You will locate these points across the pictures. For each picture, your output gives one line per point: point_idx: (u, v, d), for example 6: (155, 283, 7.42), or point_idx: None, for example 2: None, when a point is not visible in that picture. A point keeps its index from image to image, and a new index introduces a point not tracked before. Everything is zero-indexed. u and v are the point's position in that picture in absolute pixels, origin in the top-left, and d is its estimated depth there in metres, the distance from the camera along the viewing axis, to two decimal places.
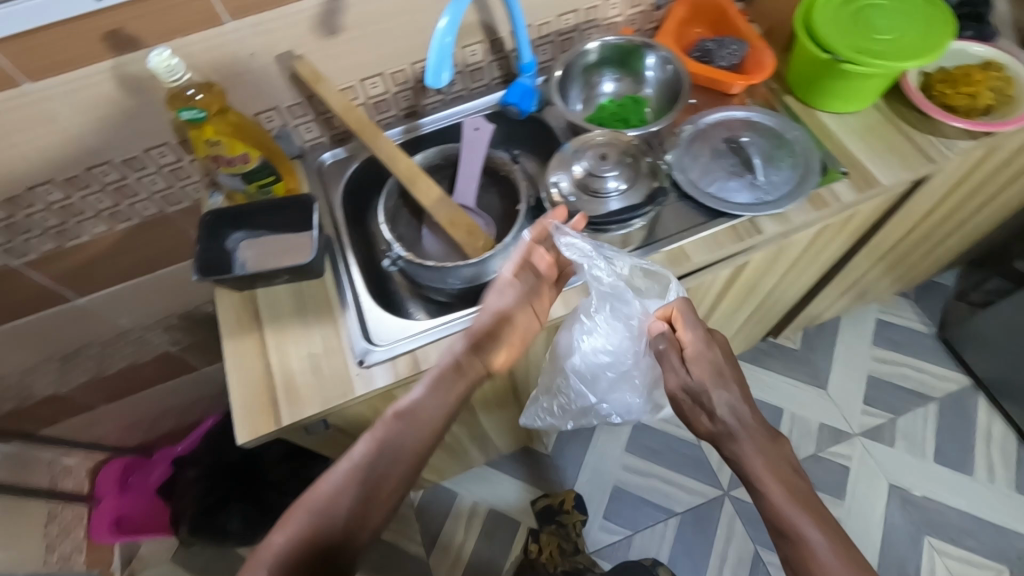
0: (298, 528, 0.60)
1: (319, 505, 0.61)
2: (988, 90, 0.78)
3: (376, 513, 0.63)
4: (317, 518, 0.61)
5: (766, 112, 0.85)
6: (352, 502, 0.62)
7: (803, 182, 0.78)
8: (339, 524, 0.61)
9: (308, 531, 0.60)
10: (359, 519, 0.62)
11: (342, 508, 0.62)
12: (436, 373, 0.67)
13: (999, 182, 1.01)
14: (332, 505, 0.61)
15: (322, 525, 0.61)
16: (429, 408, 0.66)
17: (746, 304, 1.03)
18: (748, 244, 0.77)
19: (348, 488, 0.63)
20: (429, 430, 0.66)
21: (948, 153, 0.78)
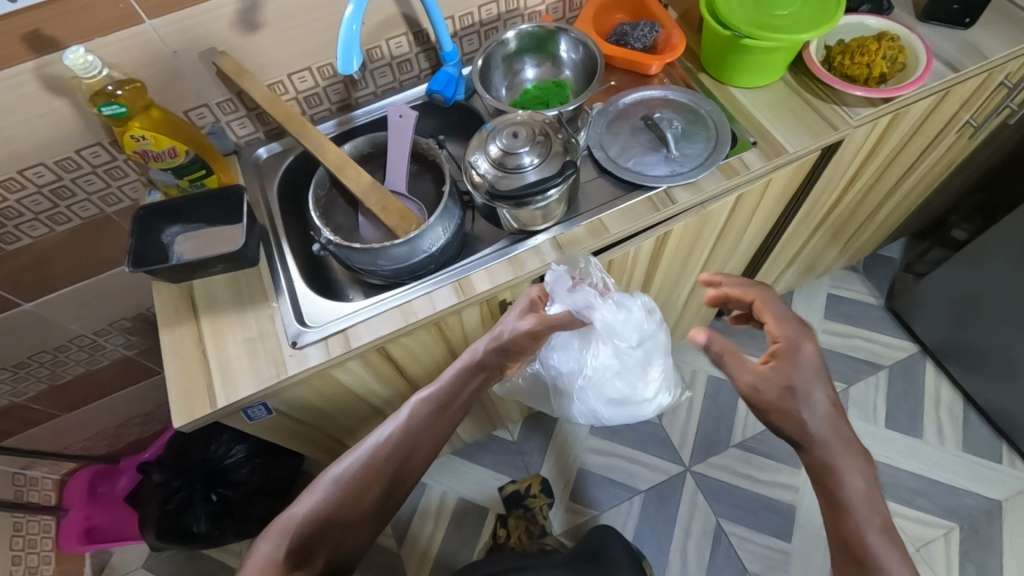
0: (322, 497, 0.64)
1: (344, 476, 0.66)
2: (882, 59, 0.83)
3: (399, 487, 0.68)
4: (341, 487, 0.65)
5: (681, 89, 0.88)
6: (377, 475, 0.67)
7: (716, 152, 0.82)
8: (364, 494, 0.66)
9: (333, 500, 0.64)
10: (383, 492, 0.67)
11: (367, 480, 0.66)
12: (464, 363, 0.76)
13: (914, 150, 1.06)
14: (358, 476, 0.66)
15: (347, 494, 0.65)
16: (454, 395, 0.74)
17: (683, 279, 1.07)
18: (665, 214, 0.80)
19: (373, 462, 0.67)
20: (454, 414, 0.73)
21: (850, 120, 0.83)
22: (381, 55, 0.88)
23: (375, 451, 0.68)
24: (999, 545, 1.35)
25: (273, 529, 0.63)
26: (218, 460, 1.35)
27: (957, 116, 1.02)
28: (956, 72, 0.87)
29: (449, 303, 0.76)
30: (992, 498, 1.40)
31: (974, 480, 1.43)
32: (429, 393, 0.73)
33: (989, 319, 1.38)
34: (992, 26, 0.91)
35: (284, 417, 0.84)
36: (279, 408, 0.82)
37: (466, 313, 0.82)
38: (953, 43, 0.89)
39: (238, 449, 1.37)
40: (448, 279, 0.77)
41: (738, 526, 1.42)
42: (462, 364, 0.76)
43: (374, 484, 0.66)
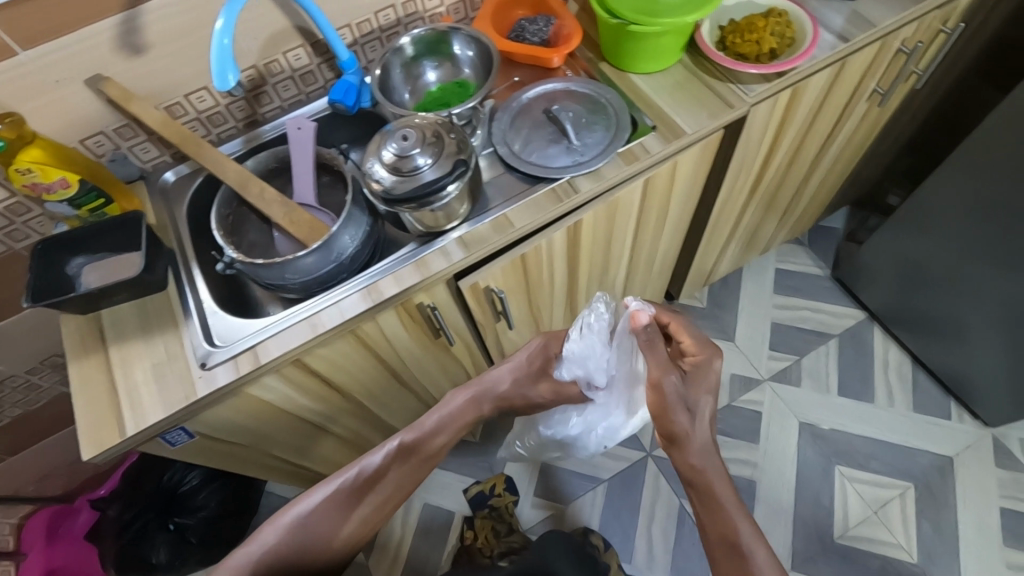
0: (282, 535, 0.64)
1: (308, 513, 0.66)
2: (771, 35, 0.84)
3: (362, 534, 0.68)
4: (303, 527, 0.65)
5: (580, 80, 0.90)
6: (344, 518, 0.67)
7: (616, 140, 0.83)
8: (325, 535, 0.65)
9: (293, 540, 0.64)
10: (343, 537, 0.66)
11: (330, 521, 0.66)
12: (459, 404, 0.77)
13: (826, 122, 1.09)
14: (322, 517, 0.66)
15: (309, 533, 0.65)
16: (440, 437, 0.74)
17: (613, 267, 1.08)
18: (569, 204, 0.81)
19: (341, 501, 0.67)
20: (431, 459, 0.73)
21: (745, 98, 0.84)
22: (280, 69, 0.88)
23: (345, 489, 0.68)
24: (954, 500, 1.39)
25: (227, 563, 0.62)
26: (173, 488, 1.35)
27: (862, 85, 1.04)
28: (847, 43, 0.88)
29: (357, 310, 0.76)
30: (944, 455, 1.43)
31: (925, 439, 1.46)
32: (411, 435, 0.73)
33: (929, 279, 1.41)
34: None
35: (209, 439, 0.84)
36: (201, 431, 0.81)
37: (380, 318, 0.82)
38: (844, 15, 0.91)
39: (194, 475, 1.36)
40: (357, 287, 0.78)
41: None
42: (453, 406, 0.77)
43: (337, 529, 0.66)
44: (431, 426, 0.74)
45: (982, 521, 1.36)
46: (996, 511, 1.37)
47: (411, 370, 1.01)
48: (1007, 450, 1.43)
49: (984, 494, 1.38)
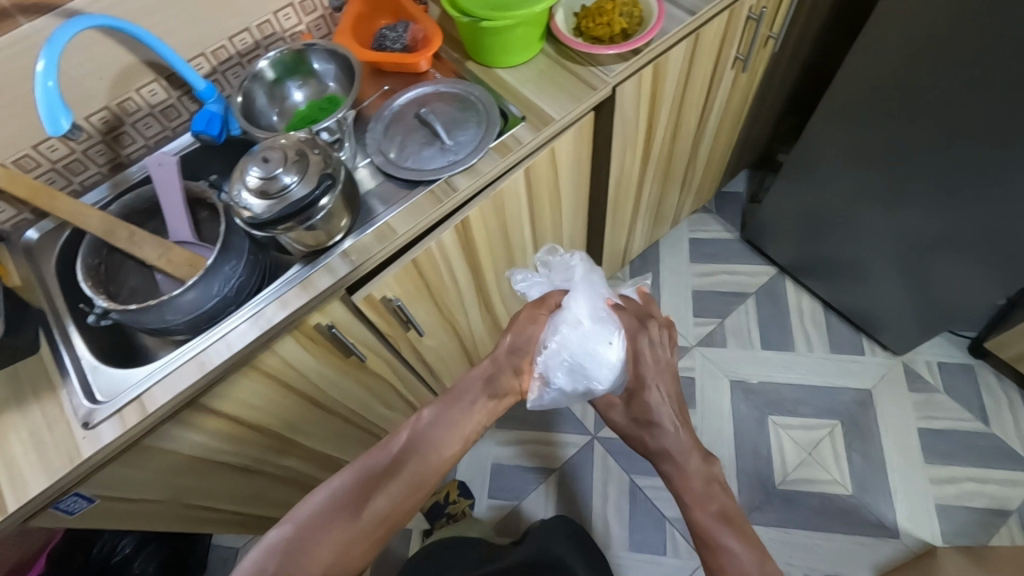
0: (302, 518, 0.62)
1: (327, 498, 0.64)
2: (619, 16, 0.88)
3: (390, 512, 0.65)
4: (323, 509, 0.63)
5: (446, 81, 0.90)
6: (368, 496, 0.64)
7: (488, 135, 0.84)
8: (347, 522, 0.62)
9: (311, 522, 0.62)
10: (367, 518, 0.63)
11: (352, 508, 0.63)
12: (480, 372, 0.76)
13: (698, 93, 1.14)
14: (344, 502, 0.64)
15: (332, 518, 0.62)
16: (468, 405, 0.73)
17: (518, 259, 1.10)
18: (450, 204, 0.82)
19: (363, 480, 0.65)
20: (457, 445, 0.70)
21: (607, 79, 0.87)
22: (136, 106, 0.85)
23: (367, 470, 0.66)
24: (877, 429, 1.47)
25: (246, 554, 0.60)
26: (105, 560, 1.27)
27: (723, 54, 1.10)
28: (694, 16, 0.93)
29: (245, 341, 0.74)
30: (863, 389, 1.52)
31: (845, 377, 1.54)
32: (435, 410, 0.72)
33: (825, 224, 1.49)
34: None
35: (113, 499, 0.80)
36: (101, 494, 0.77)
37: (277, 344, 0.80)
38: None
39: (127, 542, 1.29)
40: (243, 317, 0.75)
41: (648, 477, 1.47)
42: (478, 373, 0.76)
43: (360, 507, 0.64)
44: (455, 397, 0.73)
45: (904, 444, 1.45)
46: (916, 432, 1.46)
47: (330, 394, 0.99)
48: (917, 374, 1.53)
49: (904, 418, 1.48)
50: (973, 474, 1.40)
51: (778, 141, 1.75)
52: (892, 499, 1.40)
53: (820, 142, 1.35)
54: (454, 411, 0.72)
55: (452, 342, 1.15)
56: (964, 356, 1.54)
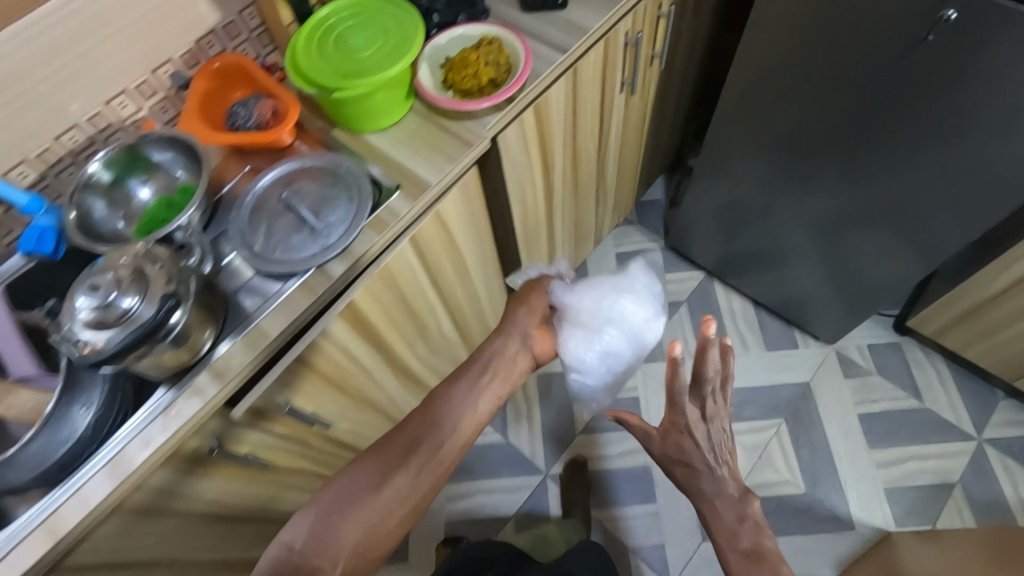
0: (322, 503, 0.65)
1: (349, 479, 0.67)
2: (485, 64, 0.83)
3: (416, 484, 0.67)
4: (346, 489, 0.66)
5: (311, 155, 0.83)
6: (393, 472, 0.67)
7: (360, 211, 0.77)
8: (370, 501, 0.65)
9: (335, 504, 0.65)
10: (391, 491, 0.66)
11: (373, 487, 0.66)
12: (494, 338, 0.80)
13: (590, 122, 1.10)
14: (365, 481, 0.66)
15: (353, 498, 0.65)
16: (486, 373, 0.76)
17: (429, 320, 1.04)
18: (327, 293, 0.75)
19: (387, 458, 0.68)
20: (480, 416, 0.73)
21: (483, 133, 0.82)
22: None
23: (391, 448, 0.69)
24: (820, 421, 1.48)
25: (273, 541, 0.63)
26: None
27: (609, 81, 1.06)
28: (567, 53, 0.89)
29: (105, 491, 0.65)
30: (801, 382, 1.53)
31: (783, 373, 1.55)
32: (452, 380, 0.75)
33: (743, 224, 1.50)
34: None
35: None
36: None
37: (150, 480, 0.71)
38: (555, 25, 0.91)
39: None
40: (99, 462, 0.66)
41: (605, 509, 1.44)
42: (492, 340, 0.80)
43: (383, 483, 0.66)
44: (472, 367, 0.77)
45: (847, 431, 1.46)
46: (856, 418, 1.48)
47: (236, 507, 0.90)
48: (850, 359, 1.55)
49: (842, 405, 1.49)
50: (915, 453, 1.43)
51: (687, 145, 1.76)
52: (843, 489, 1.41)
53: (724, 147, 1.35)
54: (469, 379, 0.75)
55: (374, 415, 1.08)
56: (891, 335, 1.57)
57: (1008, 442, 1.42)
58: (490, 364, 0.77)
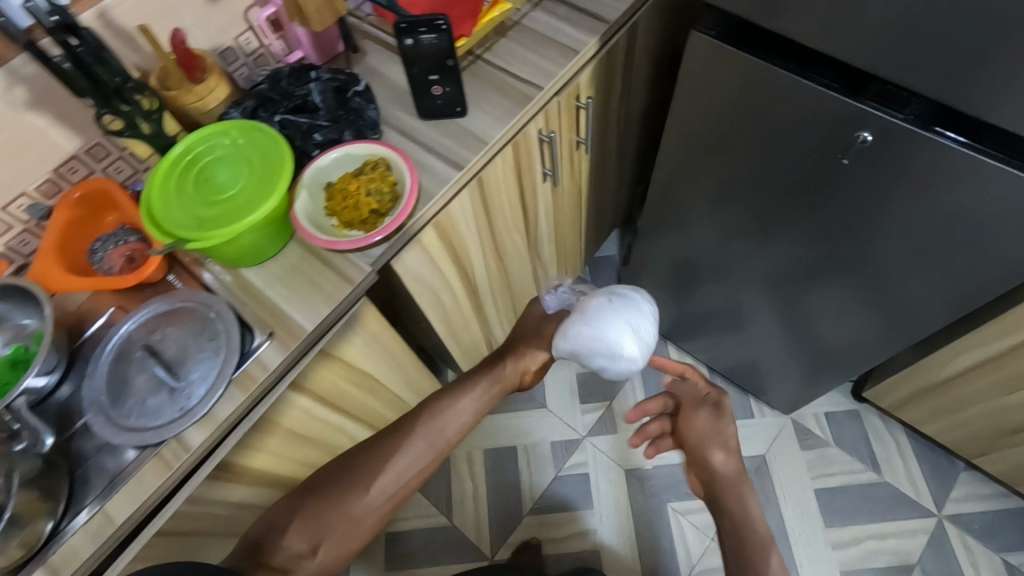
0: (320, 494, 0.80)
1: (346, 475, 0.81)
2: (367, 193, 0.76)
3: (393, 487, 0.80)
4: (340, 484, 0.80)
5: (182, 295, 0.76)
6: (381, 474, 0.80)
7: (225, 365, 0.71)
8: (358, 497, 0.79)
9: (329, 499, 0.79)
10: (376, 491, 0.79)
11: (363, 486, 0.79)
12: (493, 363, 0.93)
13: (509, 217, 1.04)
14: (355, 480, 0.80)
15: (343, 493, 0.79)
16: (470, 399, 0.87)
17: (336, 437, 0.97)
18: (185, 465, 0.68)
19: (378, 462, 0.81)
20: (462, 426, 0.86)
21: (368, 268, 0.76)
22: None
23: (387, 456, 0.82)
24: (775, 497, 1.42)
25: (275, 514, 0.80)
26: None
27: (525, 176, 1.00)
28: (463, 168, 0.82)
29: None
30: (756, 455, 1.47)
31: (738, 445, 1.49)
32: (449, 399, 0.87)
33: (690, 295, 1.43)
34: (483, 99, 0.87)
35: None
36: None
37: None
38: (452, 135, 0.84)
39: None
40: None
41: None
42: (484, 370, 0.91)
43: (370, 483, 0.80)
44: (466, 389, 0.88)
45: (803, 509, 1.41)
46: (812, 494, 1.42)
47: None
48: (806, 429, 1.49)
49: (798, 480, 1.44)
50: (872, 532, 1.37)
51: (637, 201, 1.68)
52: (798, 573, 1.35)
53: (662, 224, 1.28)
54: (459, 396, 0.87)
55: None
56: (849, 401, 1.51)
57: (967, 519, 1.37)
58: (479, 381, 0.89)
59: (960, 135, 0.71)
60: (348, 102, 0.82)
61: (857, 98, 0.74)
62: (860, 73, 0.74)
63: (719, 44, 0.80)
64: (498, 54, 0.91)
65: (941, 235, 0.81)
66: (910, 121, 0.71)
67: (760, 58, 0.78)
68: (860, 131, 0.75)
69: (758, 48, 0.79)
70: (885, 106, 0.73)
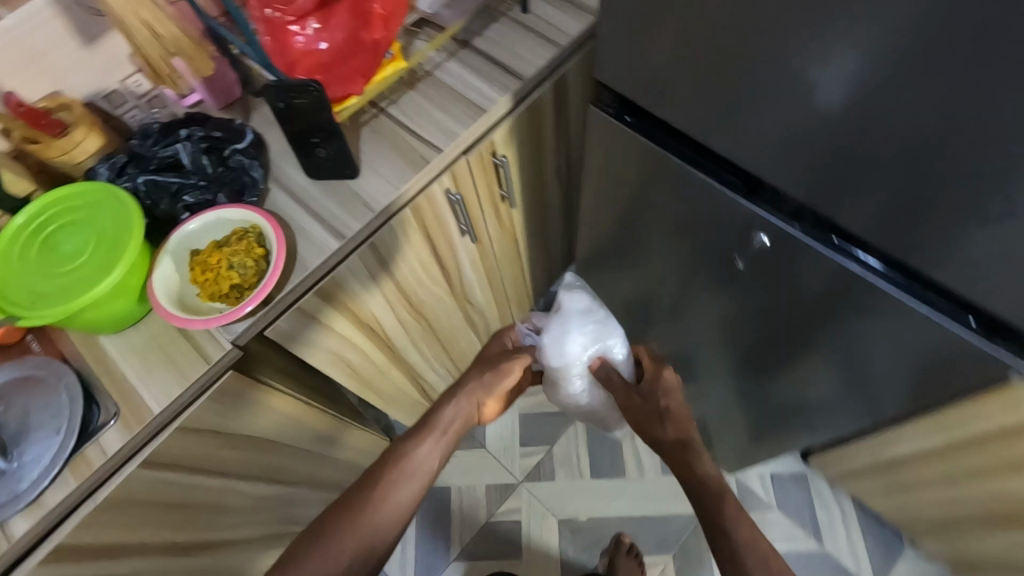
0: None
1: (308, 544, 0.69)
2: (229, 265, 0.71)
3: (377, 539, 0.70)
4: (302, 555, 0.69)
5: (35, 363, 0.72)
6: (355, 527, 0.70)
7: (60, 450, 0.66)
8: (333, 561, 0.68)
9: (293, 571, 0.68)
10: (353, 549, 0.69)
11: (336, 551, 0.69)
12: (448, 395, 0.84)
13: (421, 273, 0.99)
14: (329, 546, 0.69)
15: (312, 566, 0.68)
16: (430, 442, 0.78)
17: (222, 497, 0.93)
18: (8, 554, 0.64)
19: (347, 512, 0.72)
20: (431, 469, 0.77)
21: (229, 346, 0.72)
22: None
23: (354, 507, 0.72)
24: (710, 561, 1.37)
25: None
26: None
27: (436, 234, 0.94)
28: (346, 238, 0.77)
29: None
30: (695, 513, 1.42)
31: (677, 502, 1.44)
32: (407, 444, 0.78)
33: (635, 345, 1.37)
34: (378, 159, 0.82)
35: None
36: None
37: None
38: (340, 198, 0.80)
39: None
40: None
41: None
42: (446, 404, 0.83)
43: (344, 542, 0.69)
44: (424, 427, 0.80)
45: None
46: None
47: None
48: (750, 490, 1.43)
49: None
50: None
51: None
52: None
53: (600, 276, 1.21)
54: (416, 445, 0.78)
55: None
56: (797, 463, 1.44)
57: None
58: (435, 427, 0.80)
59: (872, 256, 0.68)
60: (228, 161, 0.76)
61: (753, 200, 0.74)
62: (755, 180, 0.73)
63: (625, 130, 0.80)
64: (402, 108, 0.86)
65: (857, 331, 0.76)
66: (803, 232, 0.71)
67: (661, 151, 0.79)
68: (756, 233, 0.76)
69: (666, 139, 0.79)
70: (786, 215, 0.72)
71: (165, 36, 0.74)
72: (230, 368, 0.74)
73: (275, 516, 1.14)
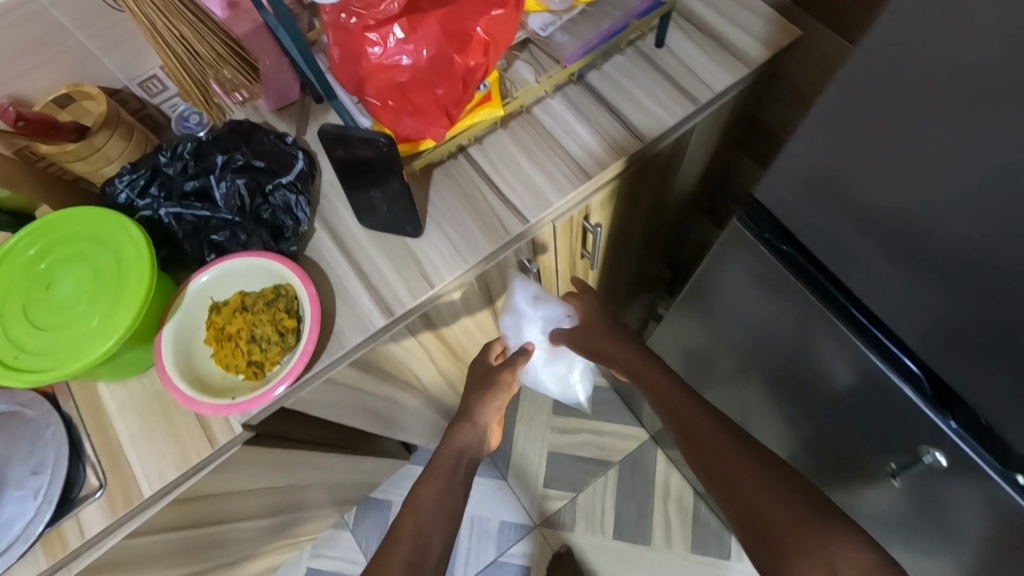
0: None
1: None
2: (249, 337, 0.58)
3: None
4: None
5: (26, 397, 0.61)
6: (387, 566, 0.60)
7: (33, 521, 0.57)
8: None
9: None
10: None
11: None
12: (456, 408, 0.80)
13: (472, 329, 0.85)
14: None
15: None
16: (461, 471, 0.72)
17: (219, 535, 0.84)
18: None
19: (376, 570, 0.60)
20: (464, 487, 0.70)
21: (241, 429, 0.61)
22: None
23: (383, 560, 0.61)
24: None
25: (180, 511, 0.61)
26: None
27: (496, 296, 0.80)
28: (394, 313, 0.63)
29: None
30: None
31: None
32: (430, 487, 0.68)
33: None
34: (448, 215, 0.67)
35: None
36: None
37: None
38: (394, 259, 0.65)
39: None
40: None
41: None
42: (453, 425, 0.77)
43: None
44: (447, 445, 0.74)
45: None
46: None
47: None
48: None
49: None
50: None
51: (664, 293, 1.33)
52: None
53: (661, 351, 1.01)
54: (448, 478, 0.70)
55: None
56: None
57: None
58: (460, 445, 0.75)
59: None
60: (268, 194, 0.62)
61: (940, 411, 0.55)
62: (948, 391, 0.55)
63: (779, 265, 0.61)
64: (487, 151, 0.69)
65: (1009, 557, 0.60)
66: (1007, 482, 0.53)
67: (828, 308, 0.59)
68: (932, 450, 0.58)
69: (835, 295, 0.58)
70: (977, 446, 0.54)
71: (203, 54, 0.57)
72: (238, 445, 0.63)
73: (275, 533, 1.08)
